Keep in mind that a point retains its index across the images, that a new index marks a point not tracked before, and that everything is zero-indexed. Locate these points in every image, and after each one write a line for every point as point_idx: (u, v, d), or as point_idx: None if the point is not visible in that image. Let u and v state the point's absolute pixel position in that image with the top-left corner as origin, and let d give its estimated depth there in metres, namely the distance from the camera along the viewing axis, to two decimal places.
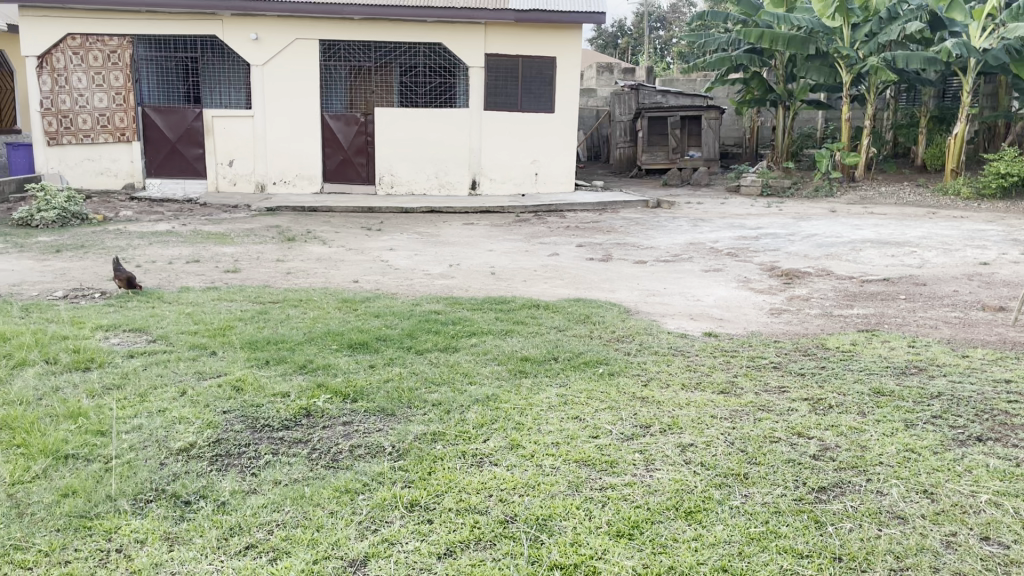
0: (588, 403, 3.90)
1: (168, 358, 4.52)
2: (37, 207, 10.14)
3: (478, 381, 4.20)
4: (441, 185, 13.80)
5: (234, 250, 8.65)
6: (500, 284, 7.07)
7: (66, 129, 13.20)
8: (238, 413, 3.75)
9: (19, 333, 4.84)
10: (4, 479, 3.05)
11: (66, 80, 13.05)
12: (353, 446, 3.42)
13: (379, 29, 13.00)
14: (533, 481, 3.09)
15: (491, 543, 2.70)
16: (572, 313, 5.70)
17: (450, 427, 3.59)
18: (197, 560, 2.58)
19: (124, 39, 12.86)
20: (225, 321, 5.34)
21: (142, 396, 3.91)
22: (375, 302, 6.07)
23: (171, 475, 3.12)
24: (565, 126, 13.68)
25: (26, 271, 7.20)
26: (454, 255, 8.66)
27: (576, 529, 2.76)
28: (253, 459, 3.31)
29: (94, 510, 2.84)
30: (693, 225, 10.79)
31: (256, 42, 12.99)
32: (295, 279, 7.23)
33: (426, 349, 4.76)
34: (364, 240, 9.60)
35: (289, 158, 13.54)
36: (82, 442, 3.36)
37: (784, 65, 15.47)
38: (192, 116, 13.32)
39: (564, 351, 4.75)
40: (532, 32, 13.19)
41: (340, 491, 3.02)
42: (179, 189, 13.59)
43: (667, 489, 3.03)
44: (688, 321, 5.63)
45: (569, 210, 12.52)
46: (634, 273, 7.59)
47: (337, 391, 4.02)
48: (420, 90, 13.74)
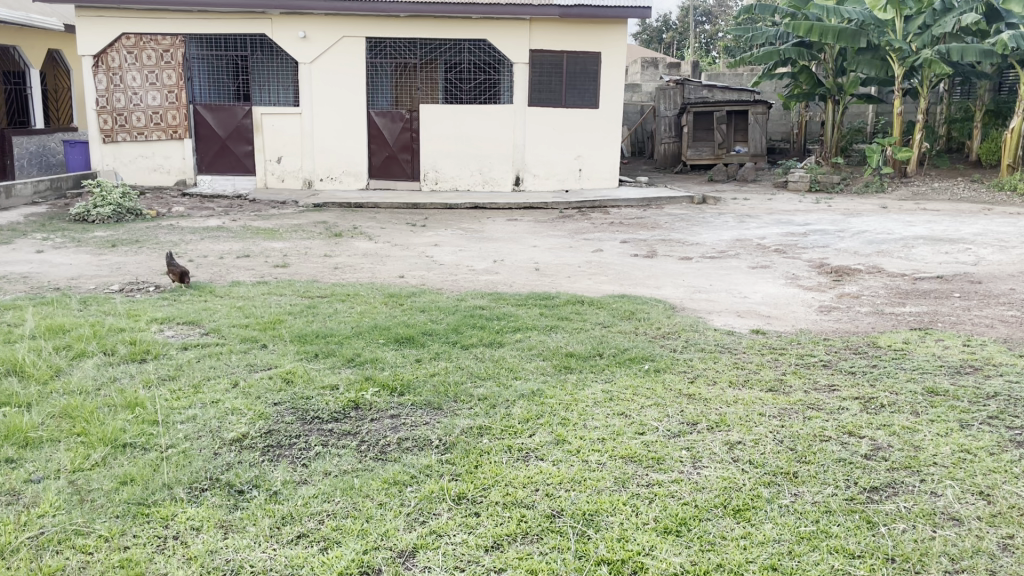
0: (634, 399, 3.88)
1: (220, 350, 4.62)
2: (94, 203, 10.38)
3: (523, 376, 4.21)
4: (485, 181, 13.86)
5: (283, 245, 8.78)
6: (544, 280, 7.07)
7: (121, 126, 13.52)
8: (288, 405, 3.81)
9: (77, 325, 4.99)
10: (65, 466, 3.15)
11: (120, 78, 13.35)
12: (400, 439, 3.46)
13: (425, 26, 13.08)
14: (579, 477, 3.09)
15: (538, 537, 2.72)
16: (617, 309, 5.68)
17: (496, 421, 3.61)
18: (250, 548, 2.63)
19: (176, 38, 13.10)
20: (275, 315, 5.44)
21: (196, 387, 4.01)
22: (421, 297, 6.11)
23: (225, 465, 3.19)
24: (609, 122, 13.63)
25: (83, 265, 7.40)
26: (497, 251, 8.68)
27: (623, 525, 2.76)
28: (303, 450, 3.37)
29: (151, 497, 2.92)
30: (739, 221, 10.65)
31: (304, 40, 13.18)
32: (342, 274, 7.32)
33: (471, 344, 4.79)
34: (409, 236, 9.67)
35: (335, 155, 13.71)
36: (139, 431, 3.46)
37: (834, 58, 15.18)
38: (241, 114, 13.55)
39: (608, 347, 4.74)
40: (577, 26, 13.19)
41: (389, 484, 3.05)
42: (229, 185, 13.85)
43: (716, 486, 3.01)
44: (735, 318, 5.58)
45: (614, 206, 12.46)
46: (680, 269, 7.52)
47: (384, 384, 4.07)
48: (465, 87, 13.70)
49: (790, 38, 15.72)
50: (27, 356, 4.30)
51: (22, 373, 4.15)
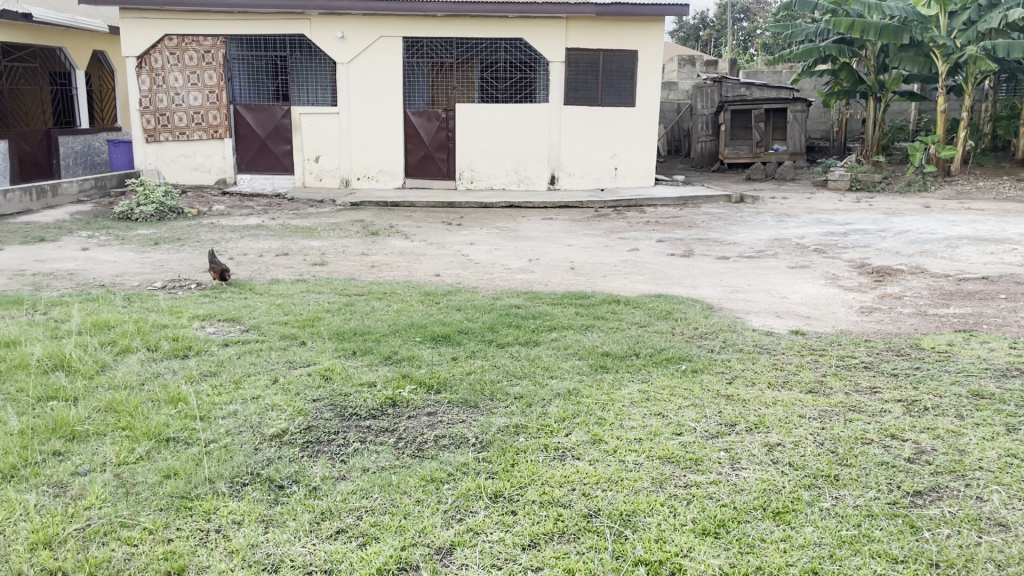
0: (670, 400, 3.86)
1: (260, 346, 4.69)
2: (137, 202, 10.59)
3: (560, 376, 4.21)
4: (520, 179, 13.86)
5: (321, 243, 8.88)
6: (580, 279, 7.05)
7: (163, 126, 13.74)
8: (327, 402, 3.86)
9: (122, 321, 5.10)
10: (110, 459, 3.21)
11: (163, 79, 13.57)
12: (437, 437, 3.48)
13: (462, 25, 13.11)
14: (616, 477, 3.08)
15: (576, 536, 2.71)
16: (654, 309, 5.65)
17: (533, 420, 3.62)
18: (290, 543, 2.67)
19: (217, 39, 13.30)
20: (313, 312, 5.50)
21: (237, 383, 4.07)
22: (457, 295, 6.14)
23: (266, 460, 3.24)
24: (645, 121, 13.57)
25: (127, 262, 7.55)
26: (532, 250, 8.69)
27: (661, 526, 2.74)
28: (342, 446, 3.40)
29: (194, 491, 2.97)
30: (778, 220, 10.52)
31: (342, 41, 13.28)
32: (379, 272, 7.38)
33: (507, 343, 4.80)
34: (445, 235, 9.72)
35: (373, 154, 13.81)
36: (182, 426, 3.52)
37: (876, 55, 14.92)
38: (280, 114, 13.71)
39: (645, 347, 4.72)
40: (614, 25, 13.13)
41: (426, 481, 3.07)
42: (268, 184, 14.02)
43: (755, 488, 2.99)
44: (774, 319, 5.51)
45: (650, 205, 12.39)
46: (718, 269, 7.45)
47: (421, 382, 4.10)
48: (502, 86, 13.64)
49: (831, 34, 15.48)
50: (74, 351, 4.40)
51: (68, 368, 4.24)
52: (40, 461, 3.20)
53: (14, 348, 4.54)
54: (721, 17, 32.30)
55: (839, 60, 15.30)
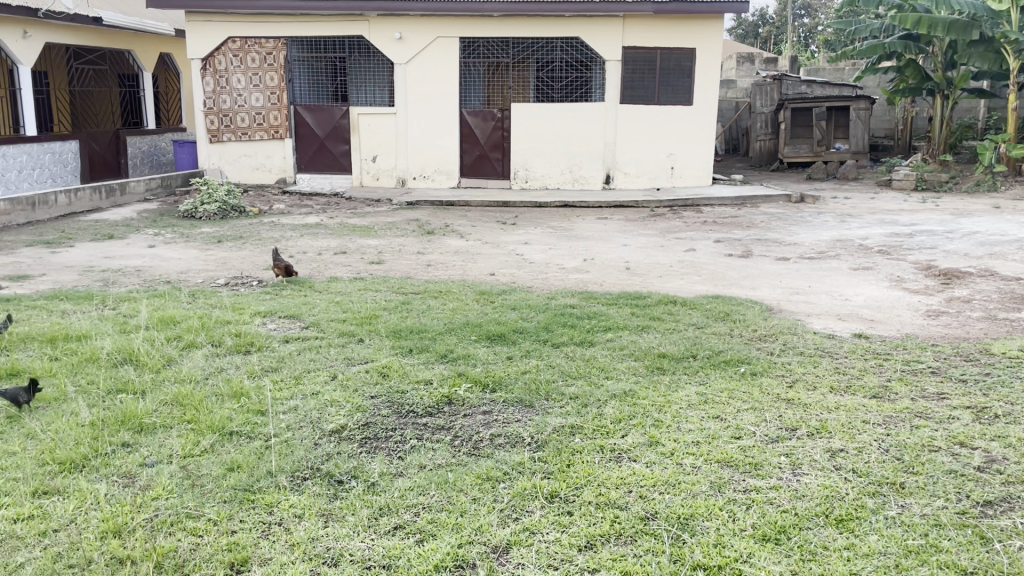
0: (729, 402, 3.81)
1: (319, 343, 4.77)
2: (201, 200, 10.86)
3: (615, 376, 4.18)
4: (575, 179, 13.82)
5: (378, 242, 8.98)
6: (635, 279, 7.00)
7: (226, 126, 14.06)
8: (384, 399, 3.90)
9: (187, 316, 5.24)
10: (177, 451, 3.30)
11: (226, 80, 13.88)
12: (493, 435, 3.49)
13: (518, 24, 13.12)
14: (674, 480, 3.05)
15: (632, 539, 2.69)
16: (712, 310, 5.58)
17: (588, 420, 3.60)
18: (350, 537, 2.70)
19: (279, 41, 13.55)
20: (371, 310, 5.57)
21: (297, 378, 4.15)
22: (511, 294, 6.16)
23: (325, 455, 3.29)
24: (703, 120, 13.41)
25: (192, 260, 7.75)
26: (587, 249, 8.65)
27: (720, 530, 2.71)
28: (400, 443, 3.44)
29: (256, 484, 3.03)
30: (840, 221, 10.30)
31: (400, 41, 13.41)
32: (435, 271, 7.44)
33: (562, 342, 4.79)
34: (500, 234, 9.75)
35: (429, 154, 13.91)
36: (245, 420, 3.59)
37: (944, 50, 14.45)
38: (340, 114, 13.93)
39: (703, 348, 4.66)
40: (672, 23, 13.00)
41: (482, 479, 3.09)
42: (327, 183, 14.24)
43: (816, 494, 2.93)
44: (836, 321, 5.40)
45: (706, 205, 12.24)
46: (777, 270, 7.31)
47: (477, 380, 4.12)
48: (557, 85, 13.68)
49: (896, 30, 15.07)
50: (142, 345, 4.52)
51: (136, 362, 4.37)
52: (110, 452, 3.30)
53: (86, 341, 4.70)
54: (781, 13, 31.77)
55: (904, 57, 14.87)
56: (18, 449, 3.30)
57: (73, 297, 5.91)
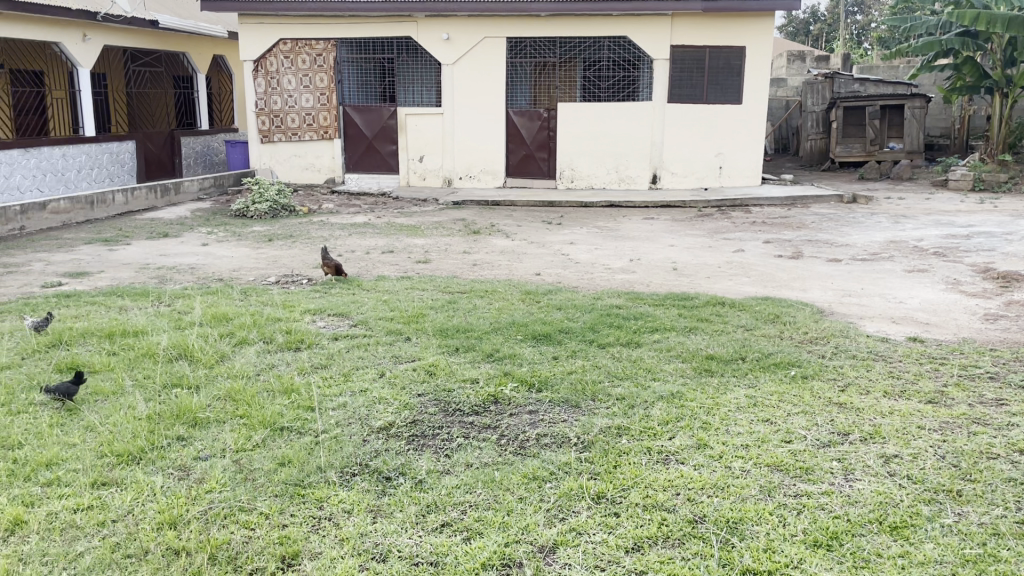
0: (779, 406, 3.75)
1: (368, 341, 4.82)
2: (253, 200, 11.06)
3: (662, 378, 4.15)
4: (622, 178, 13.75)
5: (425, 241, 9.03)
6: (682, 280, 6.95)
7: (277, 127, 14.27)
8: (431, 397, 3.93)
9: (240, 313, 5.34)
10: (230, 445, 3.37)
11: (277, 82, 14.08)
12: (539, 435, 3.49)
13: (565, 23, 13.05)
14: (722, 483, 3.01)
15: (680, 541, 2.67)
16: (761, 312, 5.50)
17: (635, 422, 3.57)
18: (398, 533, 2.73)
19: (329, 43, 13.72)
20: (418, 309, 5.61)
21: (346, 375, 4.21)
22: (557, 294, 6.15)
23: (373, 452, 3.32)
24: (753, 119, 13.24)
25: (243, 258, 7.89)
26: (634, 249, 8.60)
27: (770, 535, 2.67)
28: (446, 441, 3.46)
29: (306, 479, 3.08)
30: (894, 221, 10.08)
31: (447, 42, 13.49)
32: (481, 270, 7.46)
33: (608, 343, 4.77)
34: (546, 233, 9.76)
35: (475, 154, 13.97)
36: (295, 416, 3.65)
37: (1003, 47, 14.01)
38: (387, 115, 14.06)
39: (752, 351, 4.60)
40: (721, 21, 12.87)
41: (529, 478, 3.09)
42: (375, 183, 14.41)
43: (870, 500, 2.87)
44: (890, 324, 5.29)
45: (755, 205, 12.08)
46: (828, 272, 7.19)
47: (523, 379, 4.12)
48: (604, 84, 13.56)
49: (953, 27, 14.67)
50: (196, 341, 4.62)
51: (191, 357, 4.46)
52: (165, 445, 3.38)
53: (142, 337, 4.82)
54: (833, 9, 31.22)
55: (961, 54, 14.48)
56: (79, 441, 3.39)
57: (130, 293, 6.07)
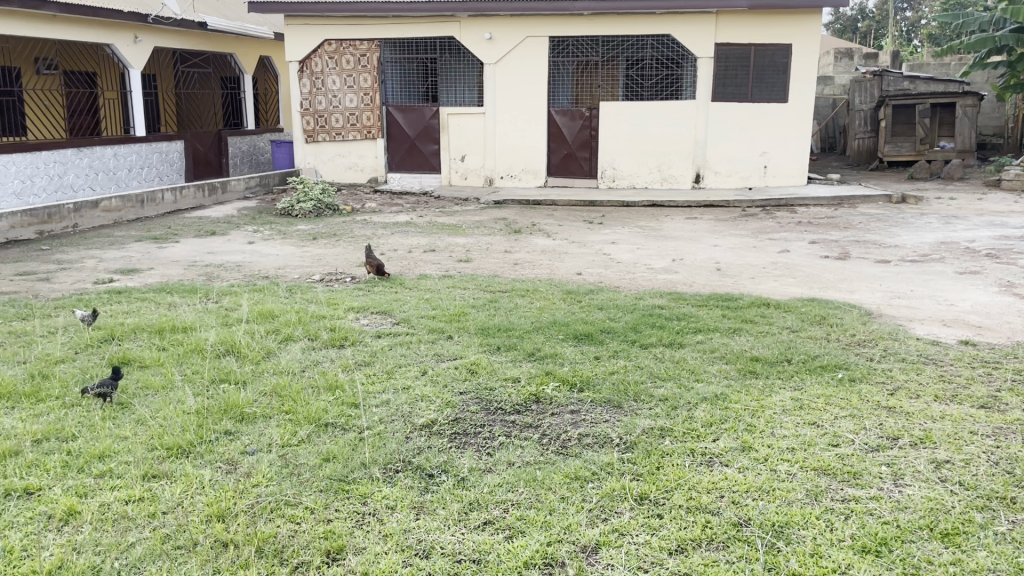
0: (826, 409, 3.69)
1: (410, 339, 4.85)
2: (298, 199, 11.20)
3: (706, 379, 4.10)
4: (664, 178, 13.64)
5: (466, 241, 9.06)
6: (726, 280, 6.88)
7: (321, 127, 14.43)
8: (473, 395, 3.94)
9: (285, 310, 5.41)
10: (276, 440, 3.42)
11: (322, 82, 14.23)
12: (581, 435, 3.49)
13: (608, 22, 12.98)
14: (768, 486, 2.97)
15: (725, 545, 2.65)
16: (807, 314, 5.42)
17: (678, 423, 3.55)
18: (440, 530, 2.75)
19: (373, 43, 13.85)
20: (460, 308, 5.63)
21: (389, 372, 4.25)
22: (599, 294, 6.13)
23: (416, 449, 3.35)
24: (799, 118, 13.08)
25: (288, 256, 8.00)
26: (677, 249, 8.53)
27: (816, 540, 2.63)
28: (488, 439, 3.47)
29: (351, 475, 3.11)
30: (945, 222, 9.84)
31: (490, 42, 13.51)
32: (523, 270, 7.45)
33: (650, 344, 4.73)
34: (587, 233, 9.73)
35: (517, 153, 13.98)
36: (340, 412, 3.69)
37: None
38: (430, 114, 14.15)
39: (798, 353, 4.53)
40: (767, 18, 12.70)
41: (571, 478, 3.08)
42: (417, 182, 14.51)
43: (920, 506, 2.81)
44: (940, 328, 5.17)
45: (801, 205, 11.90)
46: (876, 273, 7.06)
47: (564, 379, 4.11)
48: (647, 83, 13.47)
49: (1008, 23, 14.22)
50: (242, 338, 4.69)
51: (238, 353, 4.54)
52: (213, 440, 3.44)
53: (191, 332, 4.92)
54: (882, 6, 30.65)
55: (1016, 52, 14.04)
56: (130, 434, 3.47)
57: (179, 290, 6.20)
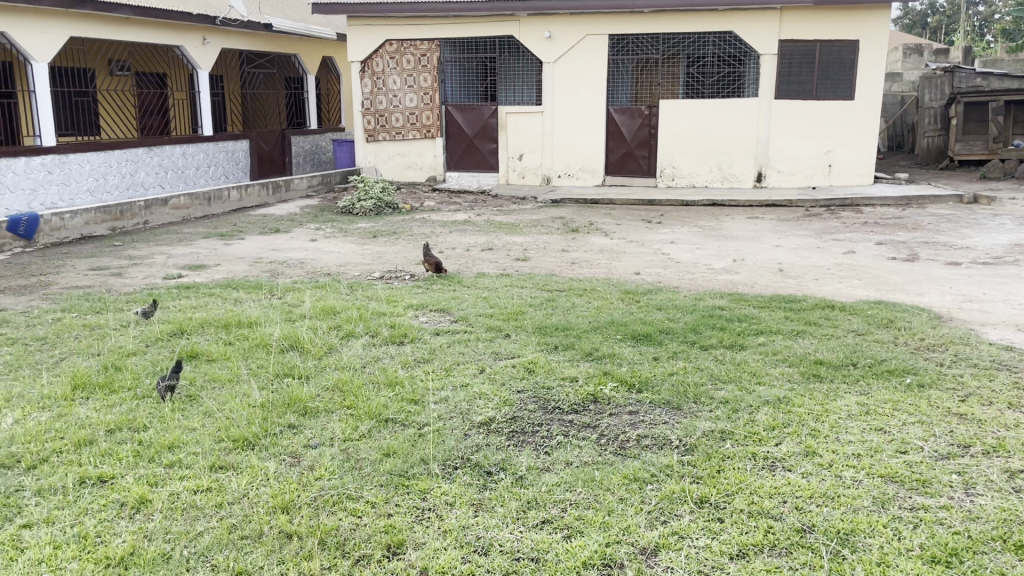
0: (893, 415, 3.59)
1: (468, 337, 4.88)
2: (358, 197, 11.38)
3: (768, 382, 4.03)
4: (724, 177, 13.44)
5: (524, 239, 9.07)
6: (789, 281, 6.76)
7: (382, 126, 14.62)
8: (531, 394, 3.95)
9: (347, 307, 5.50)
10: (338, 434, 3.48)
11: (383, 82, 14.40)
12: (640, 436, 3.46)
13: (669, 20, 12.86)
14: (832, 493, 2.91)
15: (787, 551, 2.60)
16: (873, 317, 5.29)
17: (740, 426, 3.49)
18: (499, 527, 2.76)
19: (433, 43, 13.96)
20: (517, 306, 5.64)
21: (448, 369, 4.28)
22: (657, 294, 6.07)
23: (474, 446, 3.37)
24: (866, 115, 12.76)
25: (349, 253, 8.13)
26: (738, 250, 8.41)
27: (883, 549, 2.57)
28: (546, 438, 3.47)
29: (410, 470, 3.15)
30: (1020, 223, 9.49)
31: (549, 40, 13.49)
32: (580, 269, 7.43)
33: (711, 345, 4.67)
34: (645, 232, 9.66)
35: (575, 151, 13.93)
36: (400, 408, 3.74)
37: None
38: (488, 113, 14.22)
39: (863, 356, 4.42)
40: (834, 14, 12.42)
41: (629, 479, 3.06)
42: (475, 181, 14.56)
43: (993, 517, 2.72)
44: (1014, 332, 4.99)
45: (867, 205, 11.61)
46: (946, 275, 6.85)
47: (623, 379, 4.09)
48: (709, 80, 13.39)
49: None
50: (306, 333, 4.78)
51: (301, 348, 4.63)
52: (278, 433, 3.52)
53: (256, 327, 5.04)
54: None
55: None
56: (198, 425, 3.57)
57: (245, 286, 6.34)
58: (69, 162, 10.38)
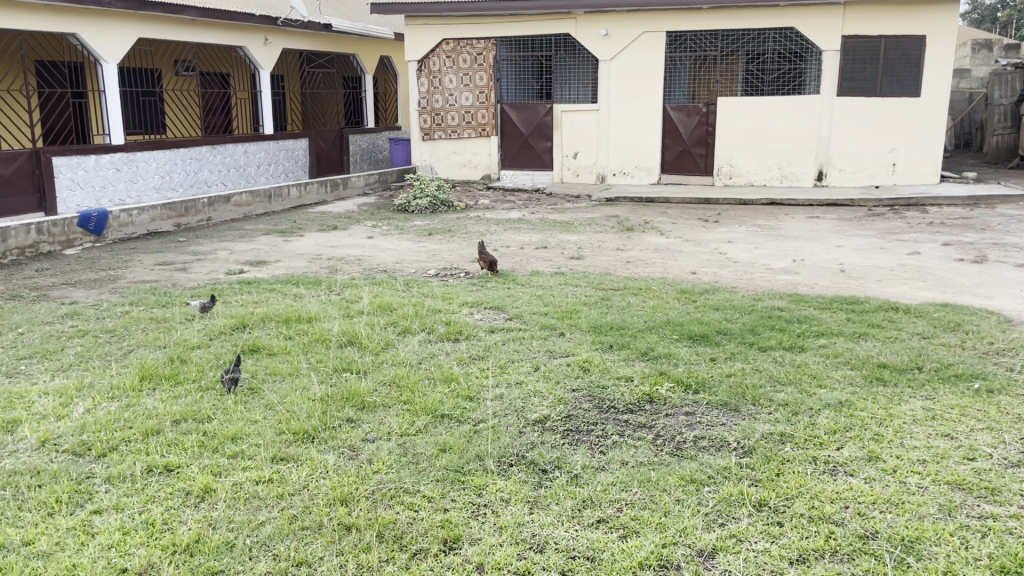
0: (960, 421, 3.49)
1: (523, 334, 4.89)
2: (414, 195, 11.49)
3: (829, 386, 3.95)
4: (783, 176, 13.21)
5: (578, 238, 9.05)
6: (850, 282, 6.61)
7: (438, 125, 14.72)
8: (586, 393, 3.94)
9: (403, 303, 5.56)
10: (395, 429, 3.52)
11: (439, 81, 14.52)
12: (697, 437, 3.42)
13: (728, 16, 12.68)
14: (896, 499, 2.84)
15: (849, 557, 2.55)
16: (940, 320, 5.13)
17: (800, 430, 3.43)
18: (554, 526, 2.76)
19: (489, 42, 14.01)
20: (572, 305, 5.63)
21: (502, 367, 4.29)
22: (714, 294, 5.99)
23: (530, 443, 3.38)
24: (932, 113, 12.40)
25: (405, 251, 8.21)
26: (797, 249, 8.25)
27: (950, 557, 2.50)
28: (601, 438, 3.46)
29: (466, 466, 3.17)
30: None
31: (605, 38, 13.43)
32: (635, 268, 7.39)
33: (770, 347, 4.59)
34: (702, 232, 9.54)
35: (630, 150, 13.84)
36: (455, 404, 3.77)
37: None
38: (543, 112, 14.24)
39: (929, 360, 4.30)
40: (900, 8, 12.08)
41: (686, 480, 3.03)
42: (529, 179, 14.58)
43: None
44: None
45: (933, 204, 11.28)
46: (1016, 277, 6.62)
47: (679, 380, 4.05)
48: (768, 77, 13.14)
49: None
50: (363, 329, 4.85)
51: (359, 344, 4.69)
52: (336, 426, 3.58)
53: (315, 323, 5.12)
54: None
55: None
56: (260, 418, 3.65)
57: (304, 282, 6.46)
58: (137, 160, 10.69)
